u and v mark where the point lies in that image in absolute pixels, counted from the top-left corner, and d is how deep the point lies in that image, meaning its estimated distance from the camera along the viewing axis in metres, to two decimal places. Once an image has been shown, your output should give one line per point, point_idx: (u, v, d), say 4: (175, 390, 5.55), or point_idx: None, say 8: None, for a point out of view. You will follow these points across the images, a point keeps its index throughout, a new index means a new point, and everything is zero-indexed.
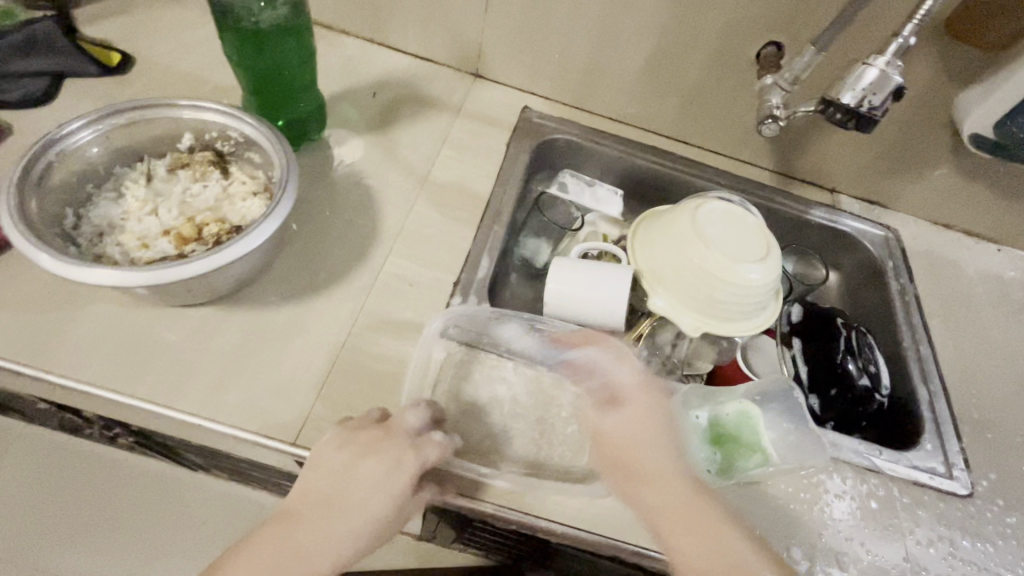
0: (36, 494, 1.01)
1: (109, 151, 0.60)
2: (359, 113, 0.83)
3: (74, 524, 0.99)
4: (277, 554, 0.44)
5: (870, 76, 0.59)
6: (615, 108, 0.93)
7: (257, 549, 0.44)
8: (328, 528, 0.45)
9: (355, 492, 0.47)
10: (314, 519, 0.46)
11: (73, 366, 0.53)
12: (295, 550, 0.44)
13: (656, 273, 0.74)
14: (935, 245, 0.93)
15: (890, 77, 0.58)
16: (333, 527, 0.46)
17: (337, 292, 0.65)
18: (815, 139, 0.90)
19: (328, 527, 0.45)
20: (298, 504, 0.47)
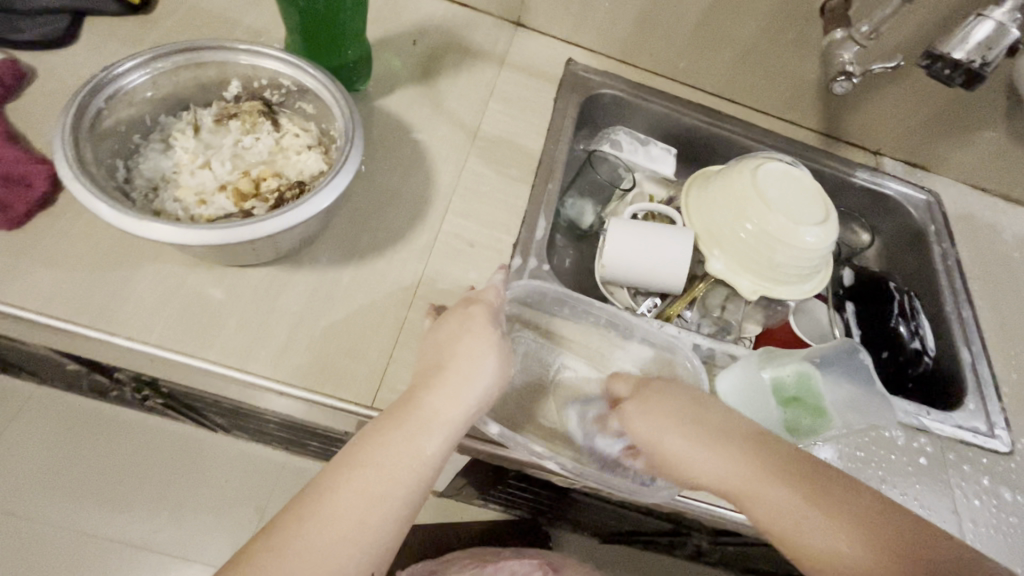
0: (61, 456, 0.98)
1: (156, 98, 0.56)
2: (402, 63, 0.79)
3: (102, 485, 0.98)
4: (356, 492, 0.44)
5: (986, 30, 0.59)
6: (663, 63, 0.90)
7: (335, 493, 0.44)
8: (400, 461, 0.45)
9: (420, 425, 0.47)
10: (385, 454, 0.45)
11: (140, 329, 0.52)
12: (372, 484, 0.44)
13: (714, 235, 0.73)
14: (973, 208, 0.94)
15: (1006, 31, 0.59)
16: (404, 461, 0.46)
17: (397, 253, 0.63)
18: (867, 99, 0.88)
19: (399, 460, 0.45)
20: (365, 442, 0.46)
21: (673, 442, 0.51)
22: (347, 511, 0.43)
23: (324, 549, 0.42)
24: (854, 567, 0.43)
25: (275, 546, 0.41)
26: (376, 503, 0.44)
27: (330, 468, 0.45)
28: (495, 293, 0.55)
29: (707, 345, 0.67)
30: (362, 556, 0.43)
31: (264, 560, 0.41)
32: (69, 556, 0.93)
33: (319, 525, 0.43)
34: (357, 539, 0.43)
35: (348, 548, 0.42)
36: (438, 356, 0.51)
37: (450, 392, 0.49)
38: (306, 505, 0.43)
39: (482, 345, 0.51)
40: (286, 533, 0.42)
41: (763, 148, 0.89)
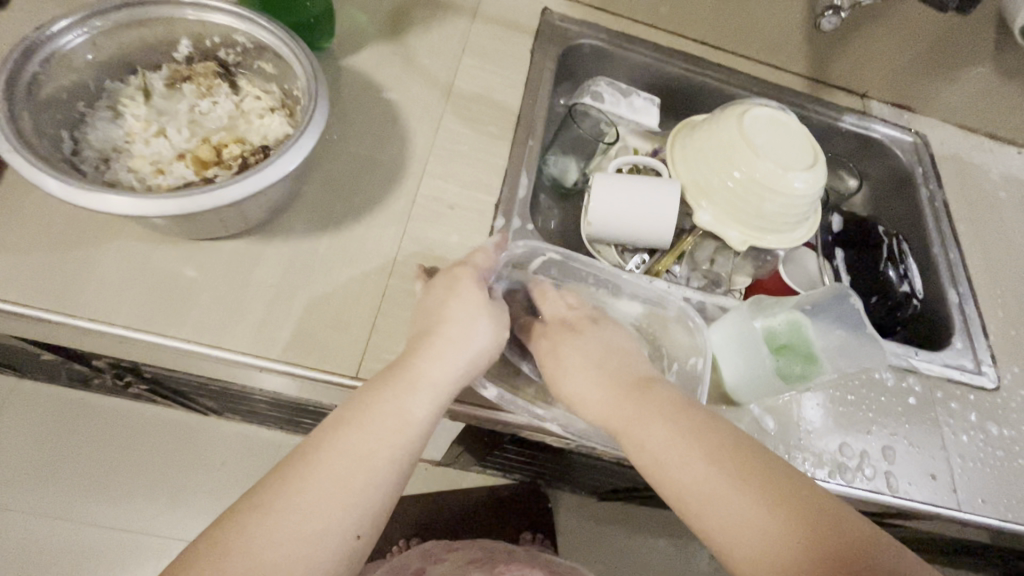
0: (46, 447, 0.96)
1: (100, 62, 0.51)
2: (367, 18, 0.74)
3: (92, 474, 0.96)
4: (344, 451, 0.43)
5: None
6: (643, 8, 0.86)
7: (324, 457, 0.42)
8: (390, 423, 0.45)
9: (409, 386, 0.46)
10: (374, 415, 0.45)
11: (105, 309, 0.49)
12: (361, 444, 0.43)
13: (700, 186, 0.71)
14: (960, 148, 0.92)
15: None
16: (393, 422, 0.45)
17: (374, 218, 0.60)
18: (854, 39, 0.85)
19: (389, 422, 0.45)
20: (358, 406, 0.45)
21: (576, 382, 0.53)
22: (334, 470, 0.42)
23: (310, 509, 0.40)
24: (715, 498, 0.42)
25: (260, 504, 0.40)
26: (365, 464, 0.43)
27: (319, 430, 0.44)
28: (484, 256, 0.55)
29: (697, 298, 0.67)
30: (349, 517, 0.41)
31: (249, 518, 0.39)
32: (65, 546, 0.92)
33: (305, 484, 0.41)
34: (344, 498, 0.41)
35: (340, 511, 0.41)
36: (428, 320, 0.50)
37: (439, 355, 0.48)
38: (293, 465, 0.42)
39: (471, 307, 0.51)
40: (272, 490, 0.41)
41: (749, 95, 0.86)
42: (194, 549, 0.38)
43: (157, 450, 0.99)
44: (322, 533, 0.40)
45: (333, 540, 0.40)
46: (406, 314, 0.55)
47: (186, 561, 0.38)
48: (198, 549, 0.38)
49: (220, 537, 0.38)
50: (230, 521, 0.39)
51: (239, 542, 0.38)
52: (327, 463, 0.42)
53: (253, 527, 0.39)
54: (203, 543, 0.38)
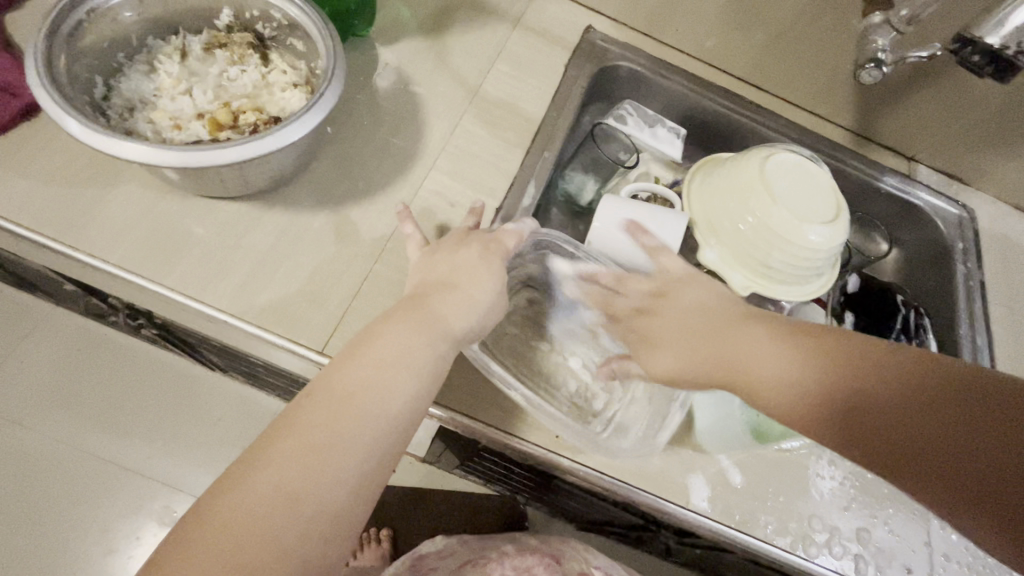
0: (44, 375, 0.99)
1: (143, 19, 0.55)
2: (410, 13, 0.76)
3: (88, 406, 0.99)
4: (375, 390, 0.43)
5: None
6: (688, 40, 0.85)
7: (359, 390, 0.42)
8: (416, 365, 0.45)
9: (436, 332, 0.47)
10: (400, 356, 0.44)
11: (102, 247, 0.52)
12: (387, 386, 0.43)
13: (711, 222, 0.69)
14: (1011, 230, 0.87)
15: None
16: (418, 364, 0.45)
17: (375, 202, 0.61)
18: (907, 99, 0.81)
19: (415, 363, 0.45)
20: (381, 342, 0.45)
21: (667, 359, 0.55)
22: (369, 411, 0.42)
23: (356, 448, 0.40)
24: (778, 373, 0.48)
25: (303, 446, 0.39)
26: (397, 404, 0.43)
27: (343, 367, 0.44)
28: (517, 238, 0.56)
29: None
30: (385, 456, 0.42)
31: (294, 458, 0.38)
32: (53, 468, 0.96)
33: (348, 426, 0.41)
34: (379, 434, 0.42)
35: (377, 445, 0.41)
36: (446, 276, 0.51)
37: (457, 304, 0.49)
38: (329, 406, 0.41)
39: (482, 274, 0.51)
40: (313, 430, 0.40)
41: (786, 141, 0.83)
42: (236, 486, 0.37)
43: (145, 392, 1.01)
44: (364, 468, 0.40)
45: (373, 480, 0.41)
46: (382, 301, 0.56)
47: (224, 497, 0.37)
48: (239, 488, 0.37)
49: (265, 477, 0.37)
50: (270, 463, 0.38)
51: (286, 482, 0.38)
52: (363, 400, 0.42)
53: (305, 468, 0.38)
54: (245, 478, 0.37)
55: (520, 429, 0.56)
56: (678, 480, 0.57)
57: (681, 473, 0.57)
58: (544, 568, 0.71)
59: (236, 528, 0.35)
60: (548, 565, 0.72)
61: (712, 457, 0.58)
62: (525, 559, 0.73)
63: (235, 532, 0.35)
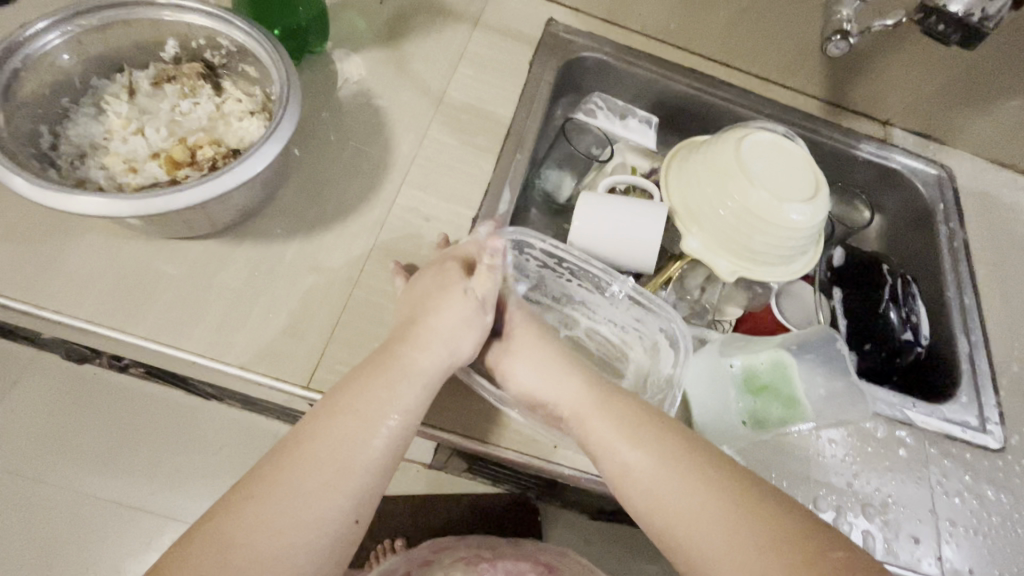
0: (19, 425, 0.93)
1: (83, 61, 0.53)
2: (366, 23, 0.74)
3: (70, 452, 0.94)
4: (331, 437, 0.43)
5: None
6: (652, 23, 0.83)
7: (320, 441, 0.42)
8: (375, 411, 0.44)
9: (399, 371, 0.46)
10: (360, 403, 0.44)
11: (68, 303, 0.51)
12: (345, 431, 0.43)
13: (691, 210, 0.67)
14: (991, 185, 0.87)
15: None
16: (379, 410, 0.44)
17: (348, 225, 0.60)
18: (875, 65, 0.81)
19: (374, 409, 0.44)
20: (348, 388, 0.45)
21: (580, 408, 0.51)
22: (326, 462, 0.42)
23: (311, 501, 0.40)
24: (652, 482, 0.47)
25: (255, 495, 0.40)
26: (356, 452, 0.43)
27: (311, 416, 0.44)
28: (477, 248, 0.56)
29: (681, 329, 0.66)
30: (344, 507, 0.41)
31: (244, 508, 0.40)
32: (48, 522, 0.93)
33: (301, 476, 0.41)
34: (338, 486, 0.41)
35: (334, 495, 0.41)
36: (432, 299, 0.50)
37: (430, 342, 0.49)
38: (283, 456, 0.42)
39: (465, 296, 0.50)
40: (270, 483, 0.41)
41: (760, 117, 0.82)
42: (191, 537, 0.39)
43: (128, 435, 0.95)
44: (319, 521, 0.40)
45: (331, 532, 0.41)
46: (365, 327, 0.54)
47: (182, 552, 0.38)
48: (197, 537, 0.39)
49: (218, 532, 0.39)
50: (221, 513, 0.40)
51: (237, 536, 0.38)
52: (322, 455, 0.42)
53: (256, 522, 0.39)
54: (203, 531, 0.39)
55: (518, 443, 0.55)
56: None
57: None
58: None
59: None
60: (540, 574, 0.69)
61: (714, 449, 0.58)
62: (518, 565, 0.70)
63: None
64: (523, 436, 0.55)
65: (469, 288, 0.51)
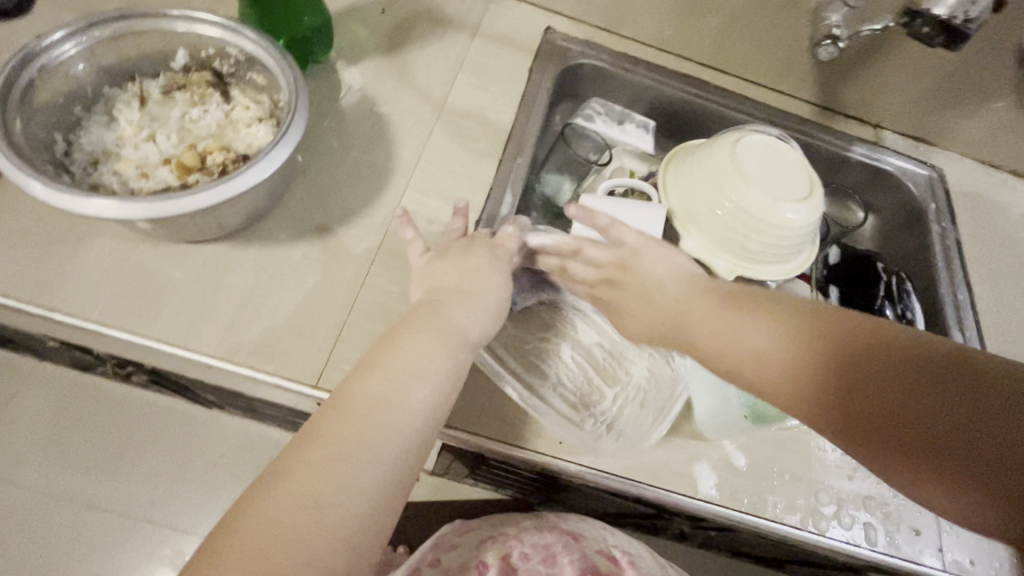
0: (19, 434, 0.93)
1: (96, 70, 0.54)
2: (368, 33, 0.76)
3: (72, 460, 0.93)
4: (388, 397, 0.43)
5: None
6: (648, 32, 0.85)
7: (378, 400, 0.43)
8: (428, 371, 0.45)
9: (446, 335, 0.47)
10: (412, 359, 0.45)
11: (81, 305, 0.52)
12: (398, 389, 0.44)
13: (688, 211, 0.69)
14: (981, 185, 0.89)
15: None
16: (428, 363, 0.46)
17: (353, 229, 0.61)
18: (866, 69, 0.83)
19: (424, 363, 0.46)
20: (396, 347, 0.46)
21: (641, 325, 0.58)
22: (385, 419, 0.42)
23: (380, 456, 0.41)
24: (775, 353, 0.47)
25: (325, 454, 0.40)
26: (411, 403, 0.44)
27: (363, 377, 0.44)
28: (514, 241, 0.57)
29: None
30: (407, 462, 0.42)
31: (315, 468, 0.39)
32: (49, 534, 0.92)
33: (365, 435, 0.41)
34: (400, 443, 0.42)
35: (399, 451, 0.42)
36: (449, 291, 0.52)
37: (469, 312, 0.50)
38: (345, 415, 0.42)
39: (492, 284, 0.52)
40: (337, 442, 0.40)
41: (754, 121, 0.84)
42: (261, 499, 0.38)
43: (129, 442, 0.95)
44: (387, 476, 0.41)
45: (393, 485, 0.41)
46: (371, 326, 0.55)
47: (255, 500, 0.38)
48: (271, 497, 0.38)
49: (290, 478, 0.39)
50: (288, 476, 0.39)
51: (314, 495, 0.38)
52: (384, 412, 0.42)
53: (325, 475, 0.39)
54: (275, 491, 0.38)
55: (524, 439, 0.56)
56: (685, 470, 0.58)
57: (686, 465, 0.58)
58: (563, 547, 0.69)
59: (258, 540, 0.36)
60: (568, 541, 0.70)
61: (715, 444, 0.60)
62: (544, 536, 0.70)
63: (265, 538, 0.36)
64: (528, 433, 0.56)
65: (490, 280, 0.53)
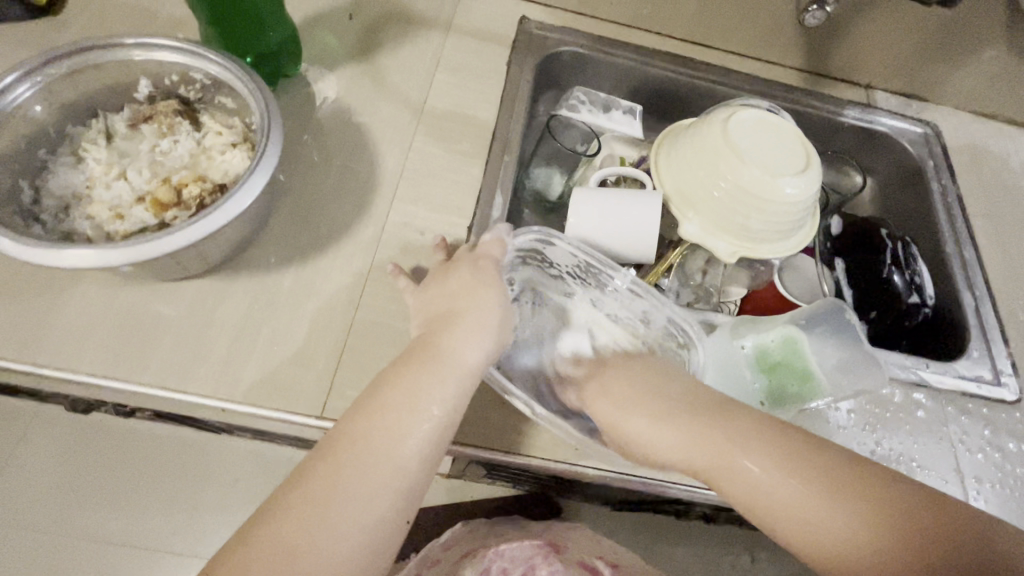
0: None
1: (56, 110, 0.52)
2: (337, 41, 0.73)
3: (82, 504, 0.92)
4: (383, 435, 0.43)
5: None
6: (625, 11, 0.83)
7: (372, 439, 0.42)
8: (423, 405, 0.44)
9: (443, 367, 0.47)
10: (406, 399, 0.44)
11: (69, 358, 0.50)
12: (393, 428, 0.43)
13: (685, 195, 0.67)
14: (979, 137, 0.87)
15: None
16: (422, 403, 0.44)
17: (342, 248, 0.59)
18: (853, 30, 0.80)
19: (420, 401, 0.44)
20: (391, 382, 0.45)
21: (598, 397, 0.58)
22: (377, 459, 0.42)
23: (370, 496, 0.41)
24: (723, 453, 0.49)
25: (314, 497, 0.40)
26: (403, 446, 0.43)
27: (358, 415, 0.44)
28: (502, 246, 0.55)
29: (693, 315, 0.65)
30: (398, 503, 0.42)
31: (303, 511, 0.39)
32: None
33: (356, 476, 0.41)
34: (393, 483, 0.42)
35: (390, 492, 0.42)
36: (448, 305, 0.50)
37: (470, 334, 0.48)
38: (338, 455, 0.42)
39: (492, 295, 0.51)
40: (327, 483, 0.40)
41: (742, 94, 0.82)
42: (244, 541, 0.38)
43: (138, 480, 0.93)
44: (376, 517, 0.41)
45: (381, 528, 0.41)
46: (371, 348, 0.54)
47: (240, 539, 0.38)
48: (258, 538, 0.38)
49: (272, 525, 0.38)
50: (273, 516, 0.39)
51: (300, 539, 0.38)
52: (377, 454, 0.42)
53: (312, 517, 0.39)
54: (260, 532, 0.38)
55: (539, 448, 0.54)
56: None
57: None
58: (543, 560, 0.69)
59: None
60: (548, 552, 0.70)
61: None
62: (524, 547, 0.70)
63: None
64: (543, 441, 0.55)
65: (490, 290, 0.51)
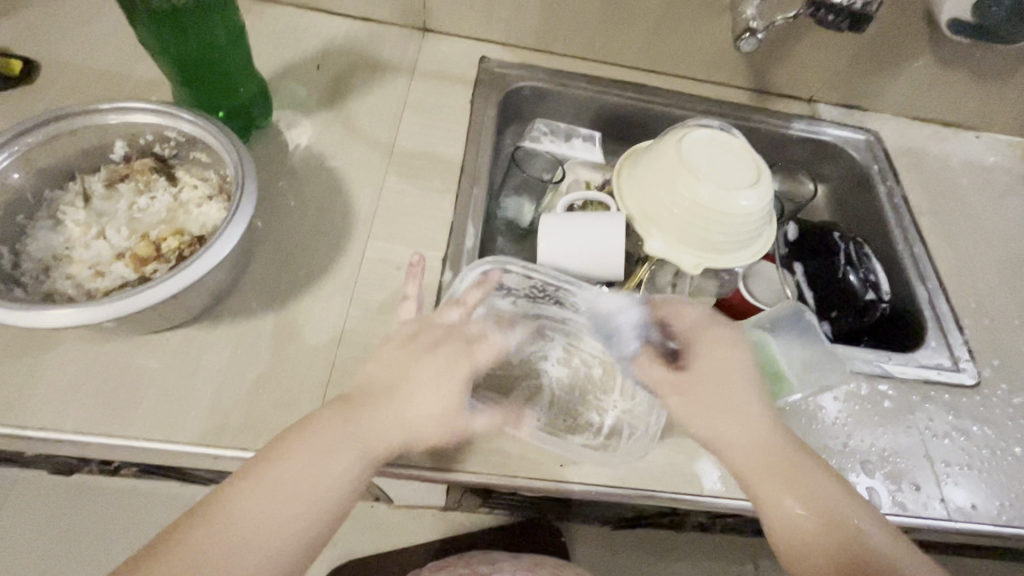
0: None
1: (33, 176, 0.54)
2: (307, 91, 0.76)
3: None
4: (321, 450, 0.46)
5: None
6: (579, 46, 0.88)
7: (308, 450, 0.46)
8: (366, 428, 0.47)
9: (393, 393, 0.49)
10: (348, 421, 0.47)
11: (52, 417, 0.50)
12: (333, 444, 0.46)
13: (648, 214, 0.71)
14: (918, 140, 0.93)
15: None
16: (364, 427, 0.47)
17: (321, 289, 0.61)
18: (791, 50, 0.86)
19: (361, 424, 0.47)
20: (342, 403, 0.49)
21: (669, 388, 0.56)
22: (311, 470, 0.45)
23: (295, 501, 0.44)
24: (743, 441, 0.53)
25: (244, 494, 0.43)
26: (338, 462, 0.46)
27: (303, 429, 0.47)
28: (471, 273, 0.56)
29: None
30: (323, 514, 0.44)
31: (233, 507, 0.43)
32: None
33: (285, 483, 0.44)
34: (320, 494, 0.44)
35: (317, 501, 0.44)
36: (427, 336, 0.52)
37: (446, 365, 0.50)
38: (274, 463, 0.45)
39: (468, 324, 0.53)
40: (258, 484, 0.44)
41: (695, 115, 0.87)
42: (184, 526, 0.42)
43: None
44: (296, 524, 0.43)
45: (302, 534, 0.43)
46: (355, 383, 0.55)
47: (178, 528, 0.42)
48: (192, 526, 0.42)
49: (181, 547, 0.41)
50: (207, 508, 0.43)
51: (223, 531, 0.42)
52: (312, 464, 0.45)
53: (240, 514, 0.42)
54: (196, 520, 0.42)
55: (526, 469, 0.56)
56: (688, 468, 0.59)
57: (687, 463, 0.59)
58: None
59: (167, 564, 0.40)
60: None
61: None
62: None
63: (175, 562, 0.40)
64: (529, 461, 0.56)
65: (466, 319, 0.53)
